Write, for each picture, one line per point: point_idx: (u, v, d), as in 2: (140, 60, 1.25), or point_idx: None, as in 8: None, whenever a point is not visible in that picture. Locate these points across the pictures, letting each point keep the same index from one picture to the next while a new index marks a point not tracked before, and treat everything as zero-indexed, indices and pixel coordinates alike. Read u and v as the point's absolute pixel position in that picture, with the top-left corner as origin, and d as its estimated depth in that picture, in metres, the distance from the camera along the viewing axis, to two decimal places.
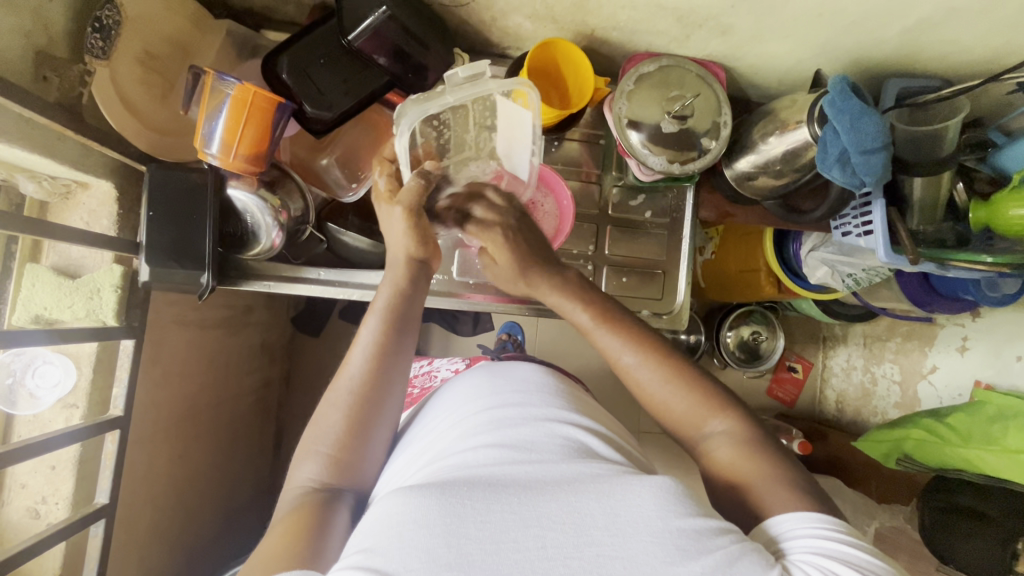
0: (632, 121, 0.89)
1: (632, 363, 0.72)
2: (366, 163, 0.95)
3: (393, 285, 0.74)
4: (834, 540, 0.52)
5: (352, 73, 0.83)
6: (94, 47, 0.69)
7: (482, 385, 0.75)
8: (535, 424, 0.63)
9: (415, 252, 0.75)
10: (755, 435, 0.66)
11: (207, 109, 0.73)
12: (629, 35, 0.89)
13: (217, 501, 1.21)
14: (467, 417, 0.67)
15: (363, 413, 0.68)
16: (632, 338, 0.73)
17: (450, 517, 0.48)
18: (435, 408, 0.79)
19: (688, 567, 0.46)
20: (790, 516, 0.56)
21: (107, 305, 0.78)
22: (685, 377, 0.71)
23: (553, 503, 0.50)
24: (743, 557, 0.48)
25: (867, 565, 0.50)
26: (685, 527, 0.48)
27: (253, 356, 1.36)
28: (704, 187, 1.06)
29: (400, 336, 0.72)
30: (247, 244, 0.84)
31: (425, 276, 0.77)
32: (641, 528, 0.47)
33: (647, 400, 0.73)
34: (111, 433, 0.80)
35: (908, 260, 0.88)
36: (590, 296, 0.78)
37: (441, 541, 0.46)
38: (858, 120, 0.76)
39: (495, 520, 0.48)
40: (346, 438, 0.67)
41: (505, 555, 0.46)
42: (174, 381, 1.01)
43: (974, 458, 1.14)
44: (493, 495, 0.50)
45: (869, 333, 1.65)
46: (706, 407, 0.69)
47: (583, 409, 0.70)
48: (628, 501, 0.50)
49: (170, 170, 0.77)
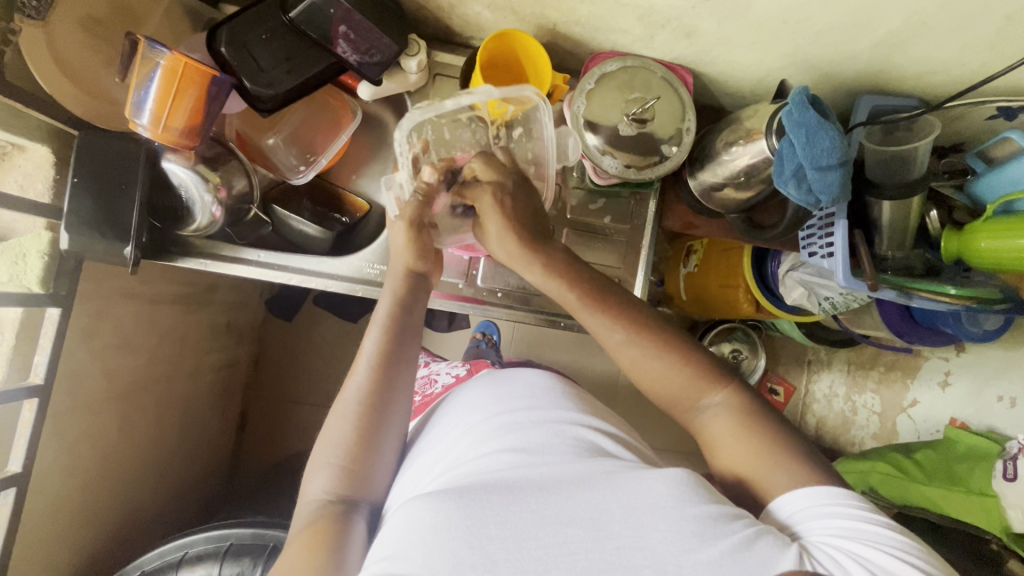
0: (590, 122, 0.86)
1: (620, 340, 0.71)
2: (317, 144, 0.93)
3: (393, 294, 0.76)
4: (853, 519, 0.53)
5: (295, 51, 0.79)
6: (27, 7, 0.67)
7: (488, 389, 0.73)
8: (545, 425, 0.62)
9: (413, 264, 0.79)
10: (751, 404, 0.66)
11: (137, 77, 0.71)
12: (592, 32, 0.86)
13: (166, 478, 1.22)
14: (478, 417, 0.67)
15: (374, 417, 0.69)
16: (617, 312, 0.71)
17: (471, 520, 0.49)
18: (444, 412, 0.76)
19: (707, 551, 0.47)
20: (798, 501, 0.57)
21: (33, 271, 0.76)
22: (678, 352, 0.70)
23: (570, 500, 0.50)
24: (760, 540, 0.49)
25: (887, 541, 0.51)
26: (702, 514, 0.50)
27: (215, 335, 1.35)
28: (669, 196, 1.02)
29: (403, 343, 0.73)
30: (182, 219, 0.82)
31: (424, 287, 0.80)
32: (658, 517, 0.49)
33: (638, 376, 0.71)
34: (30, 400, 0.80)
35: (867, 285, 0.84)
36: (577, 271, 0.74)
37: (465, 543, 0.47)
38: (814, 135, 0.71)
39: (515, 520, 0.49)
40: (357, 448, 0.67)
41: (528, 553, 0.47)
42: (119, 353, 1.00)
43: (937, 497, 1.10)
44: (511, 496, 0.51)
45: (853, 360, 1.58)
46: (697, 384, 0.68)
47: (592, 409, 0.69)
48: (643, 492, 0.51)
49: (103, 138, 0.74)
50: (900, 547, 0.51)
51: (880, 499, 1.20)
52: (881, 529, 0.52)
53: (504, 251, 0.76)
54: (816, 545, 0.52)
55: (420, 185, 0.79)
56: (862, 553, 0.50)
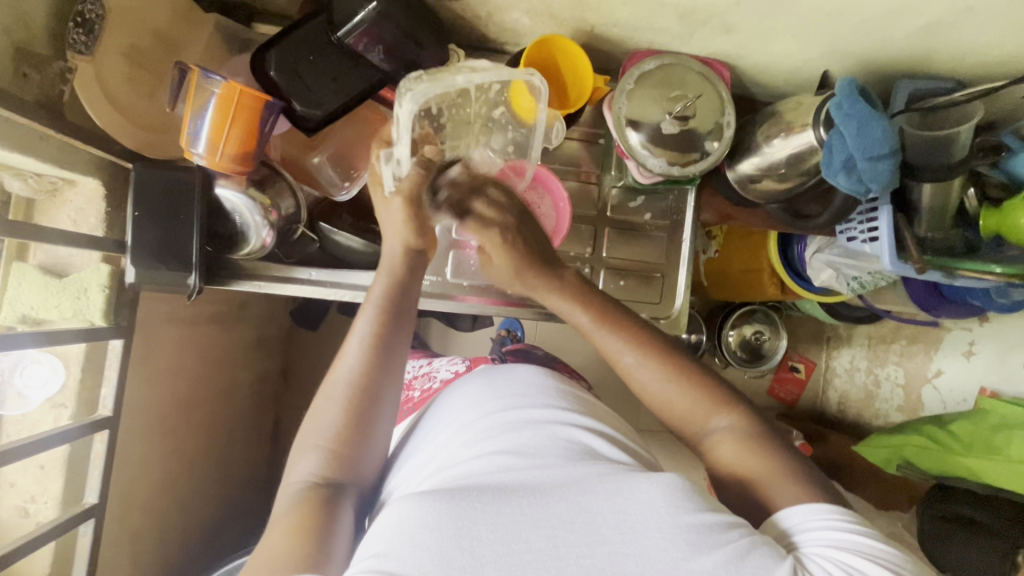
0: (632, 121, 0.87)
1: (632, 362, 0.72)
2: (359, 160, 0.91)
3: (390, 274, 0.73)
4: (842, 532, 0.55)
5: (343, 70, 0.80)
6: (77, 42, 0.68)
7: (481, 387, 0.74)
8: (536, 426, 0.63)
9: (412, 241, 0.74)
10: (756, 427, 0.68)
11: (192, 107, 0.71)
12: (629, 32, 0.86)
13: (212, 495, 1.22)
14: (472, 418, 0.68)
15: (366, 404, 0.67)
16: (629, 336, 0.73)
17: (461, 521, 0.50)
18: (435, 415, 0.77)
19: (699, 562, 0.49)
20: (795, 512, 0.59)
21: (95, 305, 0.77)
22: (688, 376, 0.71)
23: (562, 504, 0.52)
24: (755, 550, 0.51)
25: (874, 551, 0.53)
26: (694, 522, 0.51)
27: (248, 350, 1.35)
28: (704, 189, 1.03)
29: (395, 328, 0.71)
30: (236, 244, 0.82)
31: (419, 265, 0.76)
32: (651, 526, 0.50)
33: (646, 397, 0.73)
34: (99, 433, 0.80)
35: (914, 268, 0.86)
36: (589, 295, 0.77)
37: (455, 544, 0.49)
38: (865, 125, 0.73)
39: (506, 522, 0.51)
40: (346, 433, 0.66)
41: (518, 556, 0.49)
42: (166, 377, 1.00)
43: (974, 467, 1.11)
44: (503, 499, 0.52)
45: (874, 334, 1.60)
46: (705, 403, 0.70)
47: (587, 408, 0.70)
48: (636, 498, 0.52)
49: (157, 168, 0.75)
50: (887, 558, 0.53)
51: (916, 470, 1.23)
52: (867, 540, 0.54)
53: (511, 276, 0.79)
54: (810, 556, 0.54)
55: (421, 160, 0.74)
56: (854, 565, 0.52)
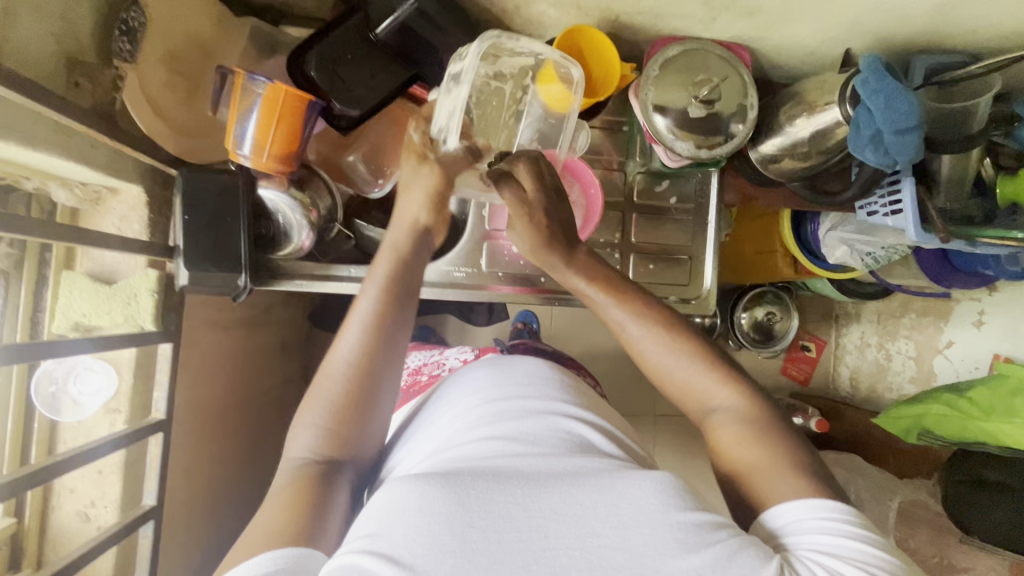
0: (659, 106, 0.88)
1: (639, 336, 0.73)
2: (390, 157, 0.91)
3: (396, 250, 0.74)
4: (837, 534, 0.51)
5: (379, 69, 0.81)
6: (122, 50, 0.70)
7: (483, 377, 0.70)
8: (536, 416, 0.60)
9: (424, 218, 0.77)
10: (759, 410, 0.65)
11: (239, 109, 0.73)
12: (652, 20, 0.88)
13: (244, 499, 1.22)
14: (468, 406, 0.66)
15: (367, 384, 0.66)
16: (637, 309, 0.74)
17: (456, 505, 0.47)
18: (438, 401, 0.74)
19: (688, 560, 0.45)
20: (783, 510, 0.55)
21: (145, 310, 0.78)
22: (693, 350, 0.71)
23: (555, 495, 0.48)
24: (741, 551, 0.47)
25: (869, 559, 0.49)
26: (685, 519, 0.48)
27: (273, 354, 1.35)
28: (727, 171, 1.05)
29: (401, 306, 0.71)
30: (278, 244, 0.83)
31: (427, 245, 0.77)
32: (641, 521, 0.47)
33: (652, 373, 0.72)
34: (154, 436, 0.81)
35: (937, 238, 0.88)
36: (603, 270, 0.78)
37: (446, 529, 0.45)
38: (893, 99, 0.75)
39: (499, 509, 0.47)
40: (345, 411, 0.65)
41: (508, 545, 0.45)
42: (205, 381, 1.01)
43: (997, 432, 1.13)
44: (497, 484, 0.49)
45: (883, 310, 1.63)
46: (713, 380, 0.69)
47: (585, 402, 0.68)
48: (628, 494, 0.49)
49: (201, 172, 0.77)
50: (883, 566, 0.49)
51: (935, 437, 1.25)
52: (861, 546, 0.50)
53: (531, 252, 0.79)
54: (800, 557, 0.50)
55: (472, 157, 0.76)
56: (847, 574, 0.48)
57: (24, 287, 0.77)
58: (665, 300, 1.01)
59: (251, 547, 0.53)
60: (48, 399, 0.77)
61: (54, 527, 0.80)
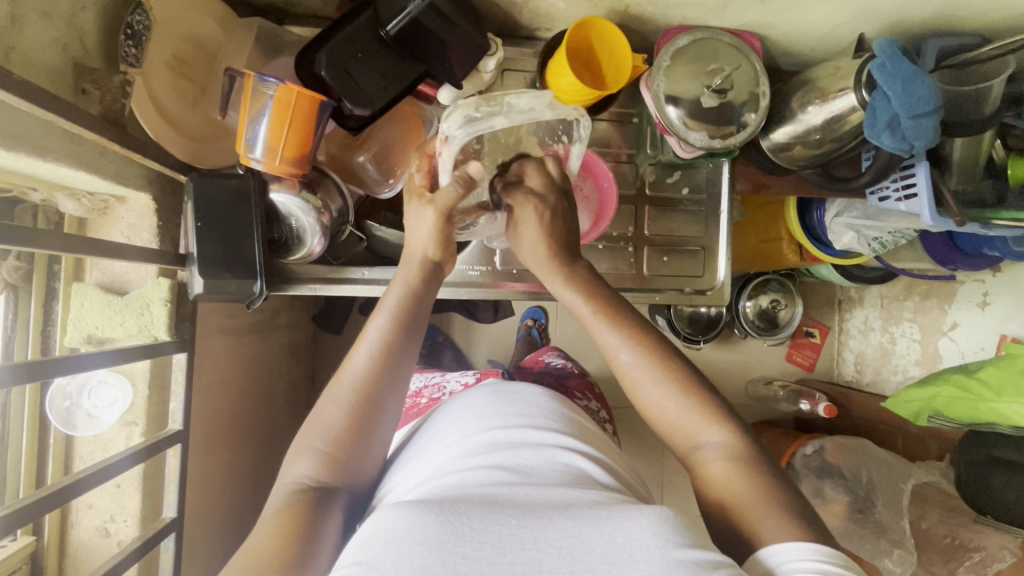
0: (671, 97, 0.87)
1: (628, 361, 0.69)
2: (401, 158, 0.91)
3: (405, 282, 0.71)
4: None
5: (390, 67, 0.80)
6: (127, 55, 0.68)
7: (482, 404, 0.66)
8: (533, 449, 0.56)
9: (433, 252, 0.73)
10: (748, 449, 0.63)
11: (250, 113, 0.71)
12: (663, 10, 0.87)
13: (257, 506, 1.21)
14: (463, 434, 0.61)
15: (366, 415, 0.64)
16: (630, 333, 0.69)
17: (447, 535, 0.42)
18: (433, 427, 0.71)
19: None
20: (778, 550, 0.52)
21: (159, 320, 0.76)
22: (679, 382, 0.67)
23: (550, 528, 0.44)
24: None
25: None
26: (685, 557, 0.43)
27: (282, 358, 1.34)
28: (737, 161, 1.05)
29: (408, 336, 0.68)
30: (290, 249, 0.82)
31: (436, 278, 0.74)
32: (638, 557, 0.42)
33: (639, 402, 0.69)
34: (173, 448, 0.79)
35: (954, 222, 0.88)
36: (600, 288, 0.73)
37: (437, 559, 0.41)
38: (910, 83, 0.75)
39: (493, 541, 0.43)
40: (345, 437, 0.63)
41: None
42: (217, 388, 1.00)
43: (1007, 411, 1.10)
44: (492, 514, 0.45)
45: (887, 294, 1.64)
46: (701, 417, 0.66)
47: (583, 433, 0.64)
48: (625, 527, 0.44)
49: (212, 178, 0.76)
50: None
51: (947, 420, 1.23)
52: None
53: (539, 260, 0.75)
54: None
55: (460, 177, 0.73)
56: None
57: (34, 302, 0.77)
58: (679, 292, 1.01)
59: (237, 575, 0.51)
60: (64, 416, 0.77)
61: (72, 542, 0.80)
